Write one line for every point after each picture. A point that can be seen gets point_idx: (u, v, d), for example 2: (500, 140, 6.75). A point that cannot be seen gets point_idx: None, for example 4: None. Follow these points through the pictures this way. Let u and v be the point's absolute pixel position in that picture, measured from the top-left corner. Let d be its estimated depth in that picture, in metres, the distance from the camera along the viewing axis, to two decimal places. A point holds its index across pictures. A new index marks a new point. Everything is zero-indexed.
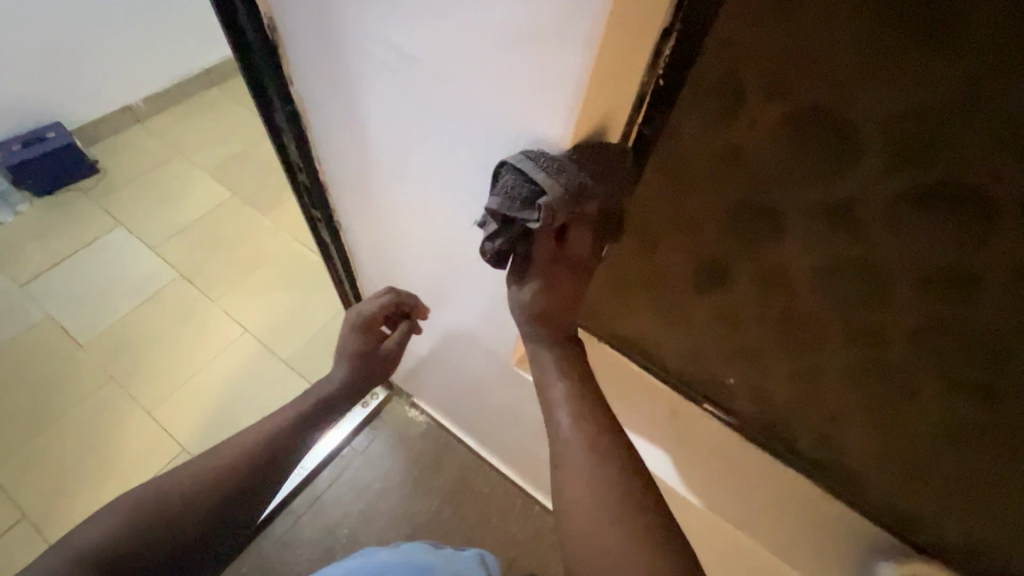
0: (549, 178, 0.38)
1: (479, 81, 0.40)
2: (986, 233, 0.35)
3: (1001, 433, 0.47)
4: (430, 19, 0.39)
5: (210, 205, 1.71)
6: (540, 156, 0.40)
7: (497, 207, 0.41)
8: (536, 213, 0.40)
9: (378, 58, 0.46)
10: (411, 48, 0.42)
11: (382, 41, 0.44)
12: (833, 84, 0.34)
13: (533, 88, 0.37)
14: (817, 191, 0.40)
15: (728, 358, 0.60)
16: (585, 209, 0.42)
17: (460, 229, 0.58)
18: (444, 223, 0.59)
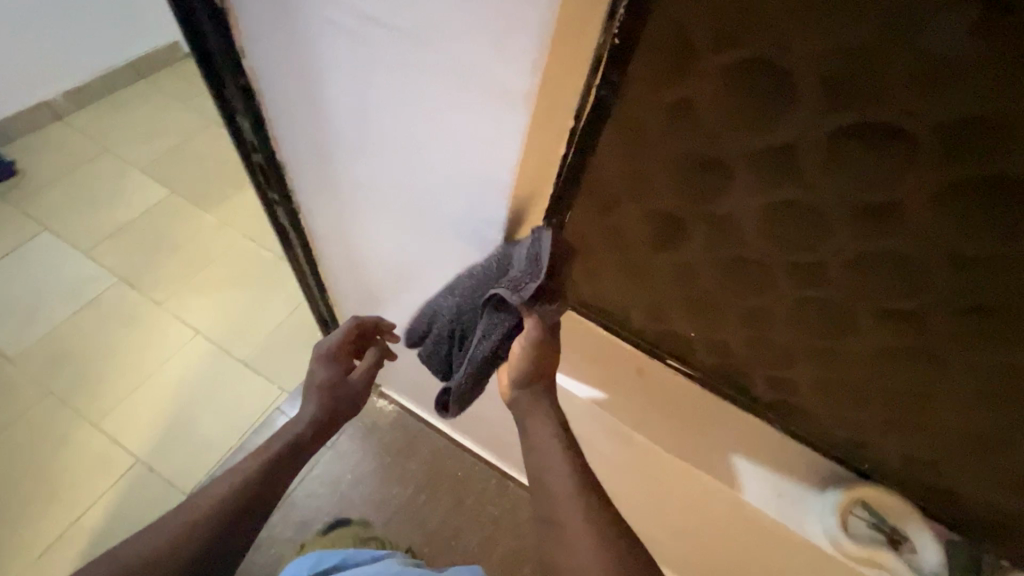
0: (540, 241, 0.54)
1: (450, 41, 0.41)
2: (907, 164, 0.39)
3: (927, 357, 0.52)
4: None
5: (147, 204, 1.62)
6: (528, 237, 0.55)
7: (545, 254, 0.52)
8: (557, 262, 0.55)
9: (335, 24, 0.45)
10: (375, 11, 0.42)
11: (342, 7, 0.43)
12: (772, 34, 0.36)
13: (503, 44, 0.39)
14: (759, 139, 0.43)
15: (687, 310, 0.64)
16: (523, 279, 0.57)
17: (428, 199, 0.58)
18: (410, 194, 0.59)
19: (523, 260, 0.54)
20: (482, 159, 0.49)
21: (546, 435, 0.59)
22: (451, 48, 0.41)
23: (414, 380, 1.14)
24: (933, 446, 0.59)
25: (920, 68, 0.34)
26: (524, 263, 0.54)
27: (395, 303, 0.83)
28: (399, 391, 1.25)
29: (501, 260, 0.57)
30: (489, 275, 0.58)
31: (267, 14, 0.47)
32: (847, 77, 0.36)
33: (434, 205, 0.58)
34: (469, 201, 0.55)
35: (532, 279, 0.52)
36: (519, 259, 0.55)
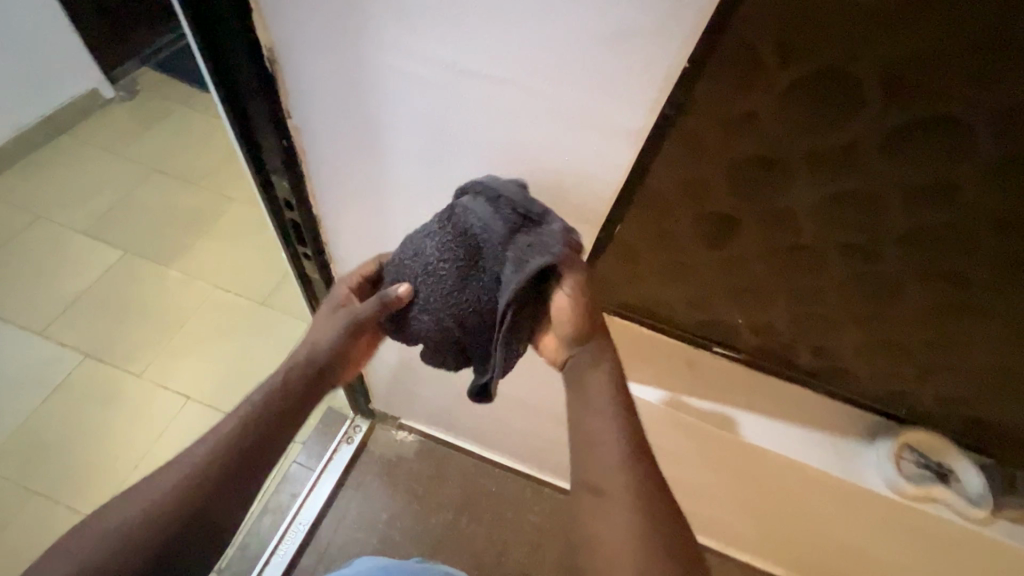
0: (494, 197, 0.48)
1: (541, 82, 0.43)
2: (962, 150, 0.45)
3: (965, 310, 0.58)
4: (485, 30, 0.42)
5: (99, 269, 1.47)
6: (481, 199, 0.49)
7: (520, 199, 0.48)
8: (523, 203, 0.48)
9: (411, 74, 0.46)
10: (457, 59, 0.44)
11: (418, 58, 0.45)
12: (848, 44, 0.41)
13: (606, 85, 0.42)
14: (821, 141, 0.48)
15: (735, 300, 0.67)
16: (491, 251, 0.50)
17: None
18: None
19: (493, 227, 0.47)
20: (574, 192, 0.52)
21: (602, 400, 0.49)
22: (556, 97, 0.44)
23: (441, 406, 1.11)
24: (973, 385, 0.66)
25: (980, 62, 0.39)
26: (496, 227, 0.47)
27: None
28: (421, 419, 1.22)
29: (458, 235, 0.49)
30: (456, 264, 0.49)
31: (338, 67, 0.48)
32: (911, 80, 0.41)
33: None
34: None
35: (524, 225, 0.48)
36: (481, 227, 0.48)
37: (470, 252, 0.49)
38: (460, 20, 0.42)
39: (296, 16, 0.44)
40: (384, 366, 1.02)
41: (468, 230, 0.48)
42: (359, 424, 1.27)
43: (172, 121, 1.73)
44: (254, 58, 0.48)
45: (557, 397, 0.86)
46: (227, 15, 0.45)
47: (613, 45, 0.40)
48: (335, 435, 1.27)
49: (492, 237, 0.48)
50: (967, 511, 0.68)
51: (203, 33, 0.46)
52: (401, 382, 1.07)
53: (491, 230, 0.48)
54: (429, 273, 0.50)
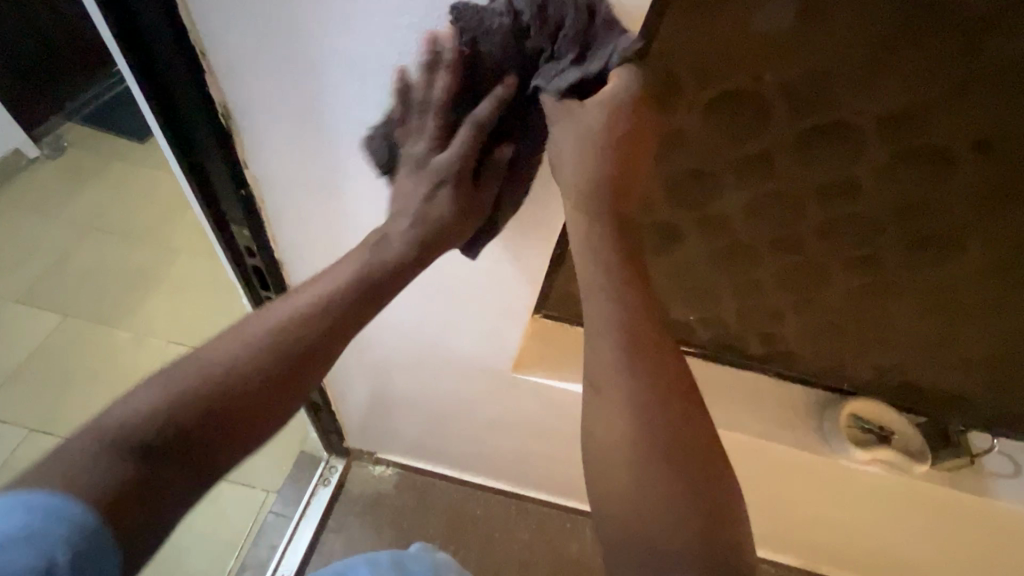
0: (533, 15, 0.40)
1: None
2: (861, 149, 0.52)
3: (883, 286, 0.66)
4: None
5: (38, 338, 1.39)
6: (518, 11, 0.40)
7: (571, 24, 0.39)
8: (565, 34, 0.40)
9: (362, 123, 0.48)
10: None
11: (371, 107, 0.47)
12: (749, 67, 0.47)
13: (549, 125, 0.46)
14: (741, 150, 0.54)
15: (686, 299, 0.73)
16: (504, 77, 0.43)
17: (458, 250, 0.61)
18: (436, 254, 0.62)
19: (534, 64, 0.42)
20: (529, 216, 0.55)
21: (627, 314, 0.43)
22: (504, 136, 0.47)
23: (419, 434, 1.09)
24: (904, 350, 0.74)
25: (857, 76, 0.47)
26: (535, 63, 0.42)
27: (406, 365, 0.85)
28: (398, 450, 1.21)
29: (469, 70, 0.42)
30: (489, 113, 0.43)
31: (291, 119, 0.49)
32: (808, 90, 0.48)
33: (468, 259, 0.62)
34: (507, 251, 0.60)
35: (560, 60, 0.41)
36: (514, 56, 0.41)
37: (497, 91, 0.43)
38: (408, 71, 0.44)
39: (247, 75, 0.46)
40: (357, 401, 1.01)
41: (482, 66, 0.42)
42: (334, 465, 1.24)
43: (106, 175, 1.66)
44: (209, 122, 0.49)
45: (532, 411, 0.88)
46: (178, 76, 0.45)
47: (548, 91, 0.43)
48: (310, 478, 1.23)
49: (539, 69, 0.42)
50: (908, 466, 0.75)
51: (157, 96, 0.46)
52: (375, 415, 1.06)
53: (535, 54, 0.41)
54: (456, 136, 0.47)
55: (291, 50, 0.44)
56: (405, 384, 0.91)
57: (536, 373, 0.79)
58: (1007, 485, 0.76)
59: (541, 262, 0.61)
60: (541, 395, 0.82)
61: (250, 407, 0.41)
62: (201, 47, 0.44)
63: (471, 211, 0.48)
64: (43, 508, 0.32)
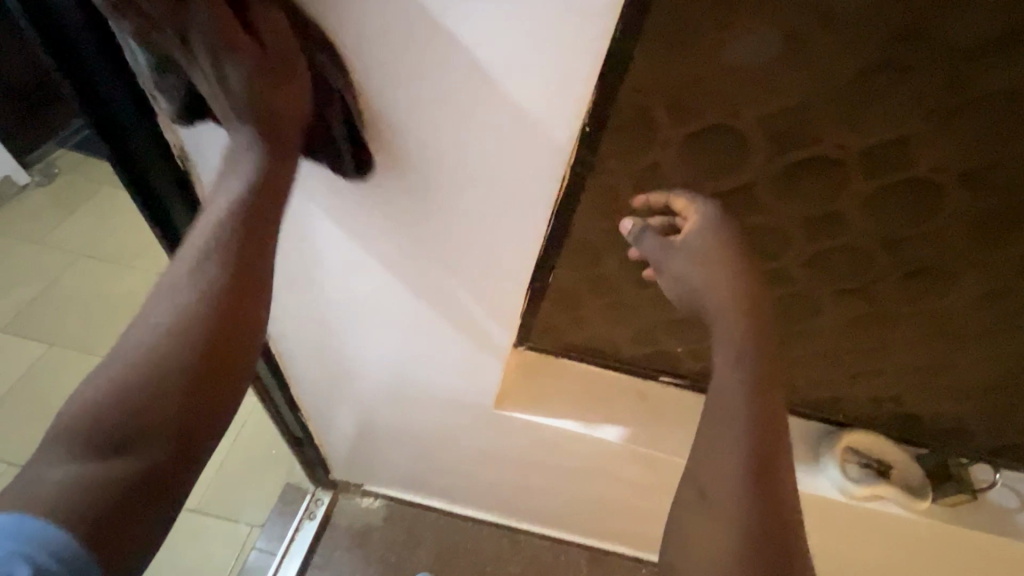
0: None
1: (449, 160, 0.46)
2: (841, 184, 0.51)
3: (875, 317, 0.64)
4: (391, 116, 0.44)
5: (22, 368, 1.34)
6: None
7: None
8: None
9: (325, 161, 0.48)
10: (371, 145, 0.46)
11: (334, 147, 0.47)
12: (724, 106, 0.46)
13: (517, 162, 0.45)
14: (721, 187, 0.53)
15: (673, 328, 0.72)
16: None
17: (427, 286, 0.60)
18: (338, 217, 0.54)
19: None
20: (498, 257, 0.54)
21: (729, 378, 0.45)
22: (462, 172, 0.47)
23: (407, 467, 1.06)
24: (902, 379, 0.71)
25: (834, 112, 0.46)
26: None
27: (388, 399, 0.83)
28: (387, 482, 1.17)
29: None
30: None
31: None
32: (784, 126, 0.47)
33: (440, 293, 0.60)
34: (412, 214, 0.51)
35: None
36: None
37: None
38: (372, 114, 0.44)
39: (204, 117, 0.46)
40: (340, 434, 0.98)
41: None
42: (321, 498, 1.20)
43: (96, 201, 1.64)
44: (164, 162, 0.50)
45: (521, 444, 0.85)
46: (128, 119, 0.46)
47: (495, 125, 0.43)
48: (296, 512, 1.20)
49: None
50: (908, 503, 0.72)
51: (104, 133, 0.46)
52: (360, 448, 1.02)
53: None
54: (461, 120, 0.43)
55: None
56: (389, 417, 0.88)
57: (520, 411, 0.76)
58: (1012, 519, 0.74)
59: (517, 299, 0.59)
60: (528, 431, 0.80)
61: (197, 384, 0.37)
62: (153, 92, 0.45)
63: (296, 84, 0.40)
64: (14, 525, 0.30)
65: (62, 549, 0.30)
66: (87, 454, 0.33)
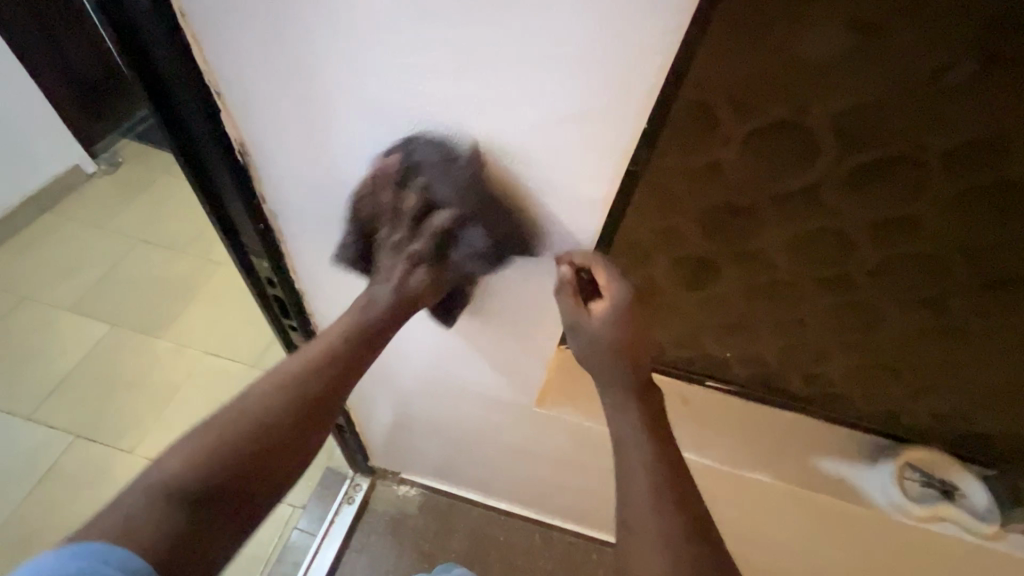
0: (423, 155, 0.46)
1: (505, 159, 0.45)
2: (916, 186, 0.48)
3: (945, 327, 0.61)
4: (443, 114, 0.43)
5: (86, 347, 1.41)
6: (417, 147, 0.46)
7: (454, 174, 0.46)
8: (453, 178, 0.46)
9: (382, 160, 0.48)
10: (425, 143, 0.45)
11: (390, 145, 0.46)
12: (793, 102, 0.44)
13: (573, 161, 0.43)
14: (783, 187, 0.51)
15: (722, 333, 0.70)
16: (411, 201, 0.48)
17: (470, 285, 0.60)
18: None
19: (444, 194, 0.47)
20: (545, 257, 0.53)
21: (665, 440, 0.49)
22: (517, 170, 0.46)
23: (442, 458, 1.07)
24: (968, 398, 0.67)
25: (916, 110, 0.43)
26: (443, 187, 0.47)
27: (429, 393, 0.83)
28: (423, 472, 1.19)
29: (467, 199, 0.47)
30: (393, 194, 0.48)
31: (309, 159, 0.50)
32: (857, 124, 0.45)
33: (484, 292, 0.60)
34: None
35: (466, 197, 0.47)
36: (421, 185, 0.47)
37: (493, 213, 0.48)
38: (428, 113, 0.43)
39: (264, 113, 0.47)
40: (380, 424, 0.99)
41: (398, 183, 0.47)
42: (359, 483, 1.23)
43: (155, 190, 1.71)
44: (224, 158, 0.51)
45: (560, 443, 0.84)
46: (190, 113, 0.47)
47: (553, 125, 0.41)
48: (335, 495, 1.23)
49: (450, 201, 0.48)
50: (975, 528, 0.68)
51: (171, 126, 0.48)
52: (400, 439, 1.04)
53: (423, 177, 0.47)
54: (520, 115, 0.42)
55: (304, 90, 0.44)
56: (429, 410, 0.89)
57: (562, 409, 0.76)
58: None
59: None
60: (567, 430, 0.79)
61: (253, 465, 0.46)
62: (216, 87, 0.45)
63: (439, 284, 0.54)
64: (99, 551, 0.37)
65: (131, 564, 0.38)
66: (173, 502, 0.41)
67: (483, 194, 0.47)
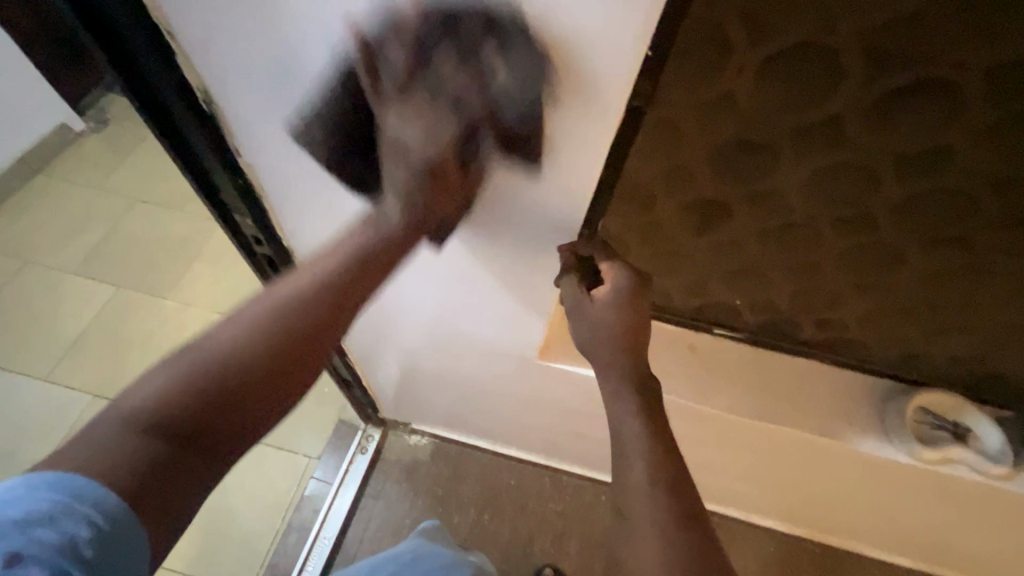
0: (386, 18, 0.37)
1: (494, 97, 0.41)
2: (956, 111, 0.43)
3: (973, 267, 0.57)
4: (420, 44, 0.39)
5: (94, 309, 1.41)
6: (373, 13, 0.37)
7: (427, 42, 0.38)
8: (436, 46, 0.38)
9: None
10: None
11: None
12: (820, 18, 0.38)
13: (566, 97, 0.40)
14: (803, 118, 0.46)
15: (731, 279, 0.67)
16: (391, 83, 0.40)
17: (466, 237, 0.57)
18: None
19: (437, 51, 0.39)
20: (547, 206, 0.50)
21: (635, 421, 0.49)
22: (507, 109, 0.42)
23: (451, 408, 1.07)
24: (991, 341, 0.65)
25: (963, 22, 0.37)
26: (431, 46, 0.38)
27: (432, 347, 0.82)
28: (433, 422, 1.21)
29: (470, 51, 0.38)
30: (365, 77, 0.40)
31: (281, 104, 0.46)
32: (892, 42, 0.39)
33: (484, 248, 0.57)
34: None
35: (437, 66, 0.39)
36: (389, 53, 0.39)
37: (500, 83, 0.40)
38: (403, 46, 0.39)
39: (224, 53, 0.42)
40: (387, 377, 0.99)
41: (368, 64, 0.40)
42: (371, 434, 1.25)
43: (147, 148, 1.66)
44: (190, 108, 0.47)
45: (566, 392, 0.83)
46: (148, 59, 0.43)
47: (551, 55, 0.37)
48: (349, 446, 1.25)
49: (448, 67, 0.39)
50: (987, 470, 0.67)
51: (130, 81, 0.44)
52: (408, 391, 1.04)
53: (394, 45, 0.38)
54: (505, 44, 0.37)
55: (265, 26, 0.40)
56: (434, 364, 0.88)
57: (563, 360, 0.75)
58: None
59: (566, 213, 0.51)
60: (572, 380, 0.78)
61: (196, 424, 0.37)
62: (168, 26, 0.41)
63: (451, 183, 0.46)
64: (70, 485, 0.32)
65: (106, 506, 0.32)
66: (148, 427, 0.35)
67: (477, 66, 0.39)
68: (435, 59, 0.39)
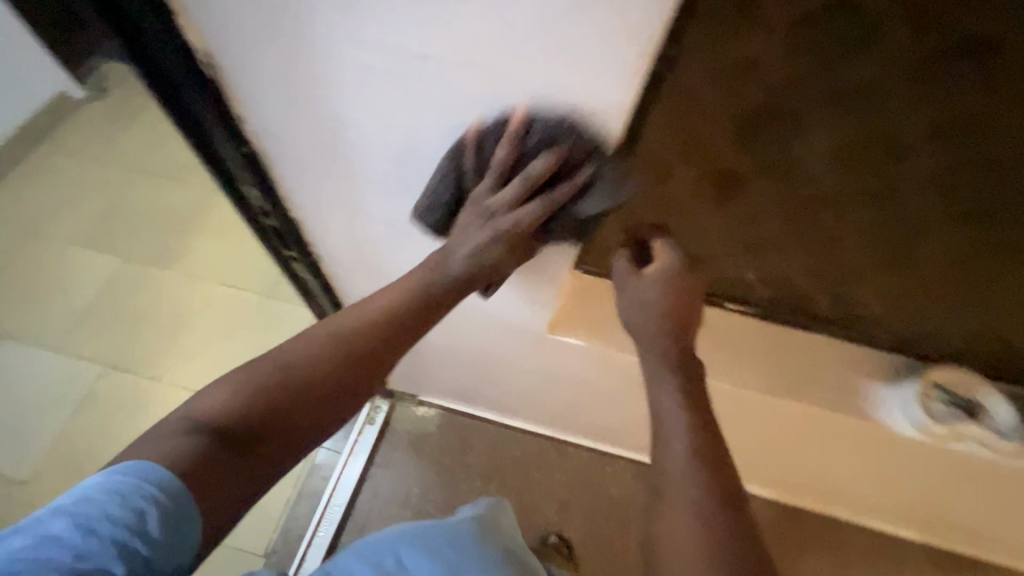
0: (501, 118, 0.44)
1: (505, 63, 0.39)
2: (997, 76, 0.41)
3: (990, 236, 0.57)
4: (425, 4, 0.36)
5: (102, 280, 1.41)
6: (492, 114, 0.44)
7: (534, 138, 0.44)
8: (538, 141, 0.44)
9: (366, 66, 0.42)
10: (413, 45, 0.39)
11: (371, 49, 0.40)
12: None
13: (583, 63, 0.38)
14: (834, 83, 0.44)
15: (746, 253, 0.66)
16: (494, 160, 0.47)
17: None
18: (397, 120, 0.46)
19: (537, 146, 0.45)
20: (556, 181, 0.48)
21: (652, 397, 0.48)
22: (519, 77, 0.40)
23: (457, 381, 1.07)
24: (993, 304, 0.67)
25: None
26: (531, 141, 0.44)
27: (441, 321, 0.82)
28: (440, 394, 1.21)
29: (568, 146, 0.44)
30: (471, 159, 0.47)
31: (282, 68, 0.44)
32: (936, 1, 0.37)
33: None
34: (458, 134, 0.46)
35: (539, 152, 0.45)
36: (498, 141, 0.45)
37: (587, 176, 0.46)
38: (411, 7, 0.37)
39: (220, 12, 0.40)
40: None
41: (475, 149, 0.46)
42: (379, 406, 1.26)
43: (148, 117, 1.64)
44: (186, 73, 0.45)
45: (575, 366, 0.83)
46: (143, 22, 0.41)
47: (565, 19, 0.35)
48: (357, 417, 1.26)
49: (546, 158, 0.45)
50: (999, 446, 0.65)
51: (126, 45, 0.42)
52: (414, 364, 1.04)
53: (503, 142, 0.45)
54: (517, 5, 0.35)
55: None
56: (442, 337, 0.87)
57: (574, 334, 0.74)
58: None
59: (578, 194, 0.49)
60: (581, 355, 0.78)
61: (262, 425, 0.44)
62: None
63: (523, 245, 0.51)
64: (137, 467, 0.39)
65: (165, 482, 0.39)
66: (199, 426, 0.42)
67: (571, 163, 0.46)
68: (538, 152, 0.45)
